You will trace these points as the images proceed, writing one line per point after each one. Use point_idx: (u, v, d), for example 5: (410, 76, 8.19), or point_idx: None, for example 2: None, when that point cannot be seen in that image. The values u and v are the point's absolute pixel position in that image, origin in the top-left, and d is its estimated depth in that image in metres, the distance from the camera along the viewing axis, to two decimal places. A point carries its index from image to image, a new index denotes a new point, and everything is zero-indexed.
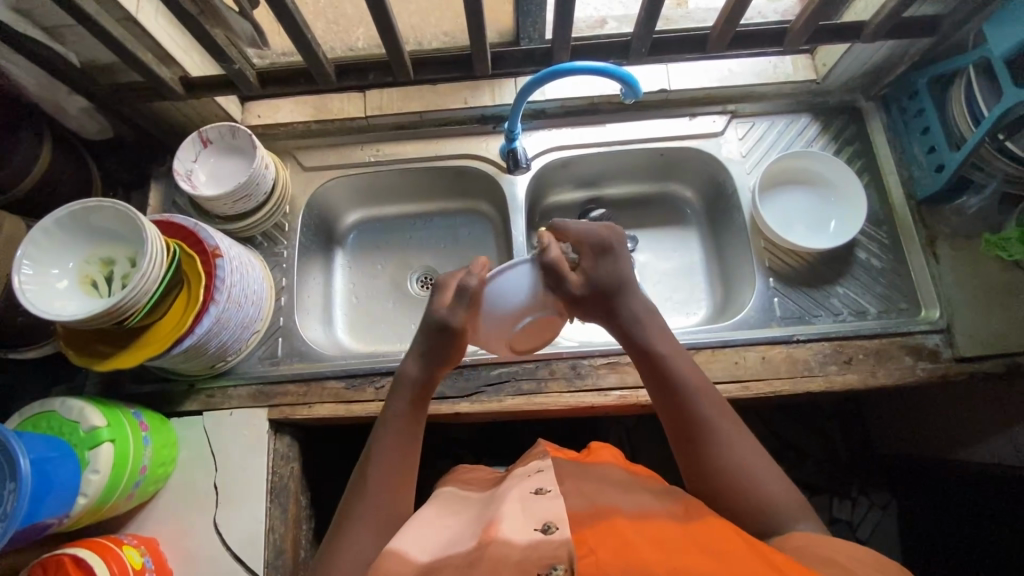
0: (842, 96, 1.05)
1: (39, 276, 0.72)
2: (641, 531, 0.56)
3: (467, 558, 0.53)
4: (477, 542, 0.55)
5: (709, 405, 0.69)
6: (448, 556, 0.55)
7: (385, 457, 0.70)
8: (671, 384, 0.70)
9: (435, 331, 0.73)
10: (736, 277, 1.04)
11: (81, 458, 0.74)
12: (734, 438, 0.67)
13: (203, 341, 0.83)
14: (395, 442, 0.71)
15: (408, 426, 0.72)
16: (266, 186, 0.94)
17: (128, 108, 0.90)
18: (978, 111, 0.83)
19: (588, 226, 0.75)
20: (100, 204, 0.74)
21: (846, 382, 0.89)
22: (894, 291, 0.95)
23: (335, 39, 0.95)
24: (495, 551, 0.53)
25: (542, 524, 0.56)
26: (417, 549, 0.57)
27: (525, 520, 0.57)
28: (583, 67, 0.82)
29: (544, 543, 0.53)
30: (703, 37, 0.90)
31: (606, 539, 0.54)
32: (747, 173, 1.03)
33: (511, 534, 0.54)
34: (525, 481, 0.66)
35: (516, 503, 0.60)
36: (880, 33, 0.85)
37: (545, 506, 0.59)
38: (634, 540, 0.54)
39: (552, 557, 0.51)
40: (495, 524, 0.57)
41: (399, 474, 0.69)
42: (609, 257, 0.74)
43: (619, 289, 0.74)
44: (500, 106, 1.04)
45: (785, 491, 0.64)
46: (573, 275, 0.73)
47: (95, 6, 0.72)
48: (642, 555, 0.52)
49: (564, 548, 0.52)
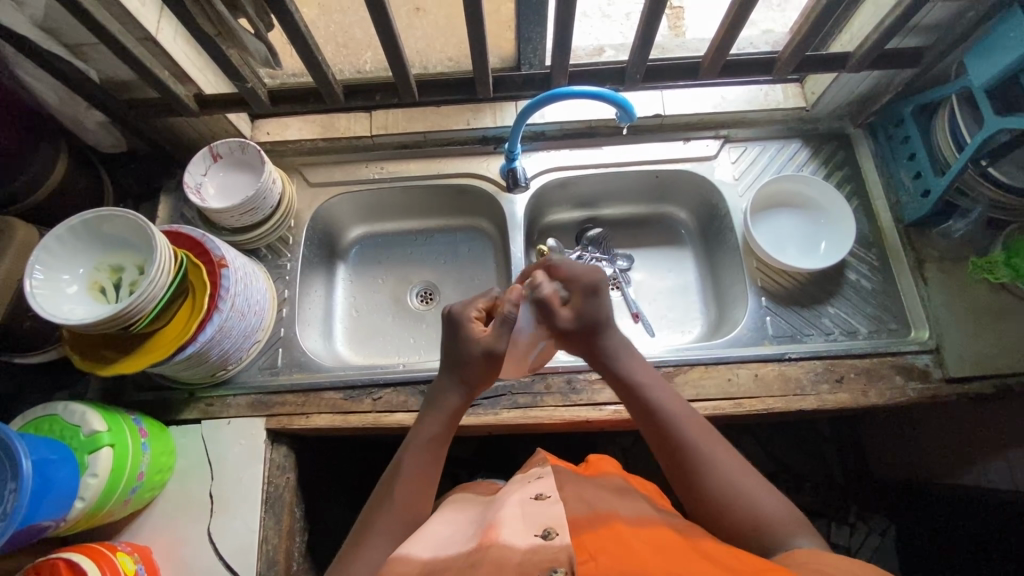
0: (831, 123, 1.09)
1: (50, 281, 0.74)
2: (640, 537, 0.57)
3: (467, 562, 0.54)
4: (479, 545, 0.56)
5: (699, 437, 0.68)
6: (449, 560, 0.56)
7: (412, 472, 0.70)
8: (657, 418, 0.70)
9: (483, 361, 0.74)
10: (730, 295, 1.06)
11: (80, 461, 0.75)
12: (725, 463, 0.66)
13: (206, 349, 0.85)
14: (422, 462, 0.71)
15: (436, 455, 0.73)
16: (273, 200, 0.97)
17: (142, 123, 0.93)
18: (960, 137, 0.86)
19: (581, 266, 0.78)
20: (113, 213, 0.76)
21: (838, 402, 0.90)
22: (883, 312, 0.97)
23: (344, 62, 0.99)
24: (495, 554, 0.53)
25: (542, 530, 0.56)
26: (415, 556, 0.58)
27: (526, 526, 0.57)
28: (580, 91, 0.86)
29: (545, 547, 0.53)
30: (695, 64, 0.94)
31: (607, 546, 0.55)
32: (739, 196, 1.06)
33: (512, 539, 0.55)
34: (526, 487, 0.67)
35: (516, 509, 0.61)
36: (864, 63, 0.88)
37: (544, 512, 0.59)
38: (634, 545, 0.55)
39: (551, 561, 0.51)
40: (495, 529, 0.58)
41: (421, 492, 0.70)
42: (557, 311, 0.76)
43: (602, 327, 0.75)
44: (500, 127, 1.08)
45: (781, 507, 0.63)
46: (559, 312, 0.76)
47: (118, 24, 0.76)
48: (641, 560, 0.53)
49: (564, 552, 0.52)
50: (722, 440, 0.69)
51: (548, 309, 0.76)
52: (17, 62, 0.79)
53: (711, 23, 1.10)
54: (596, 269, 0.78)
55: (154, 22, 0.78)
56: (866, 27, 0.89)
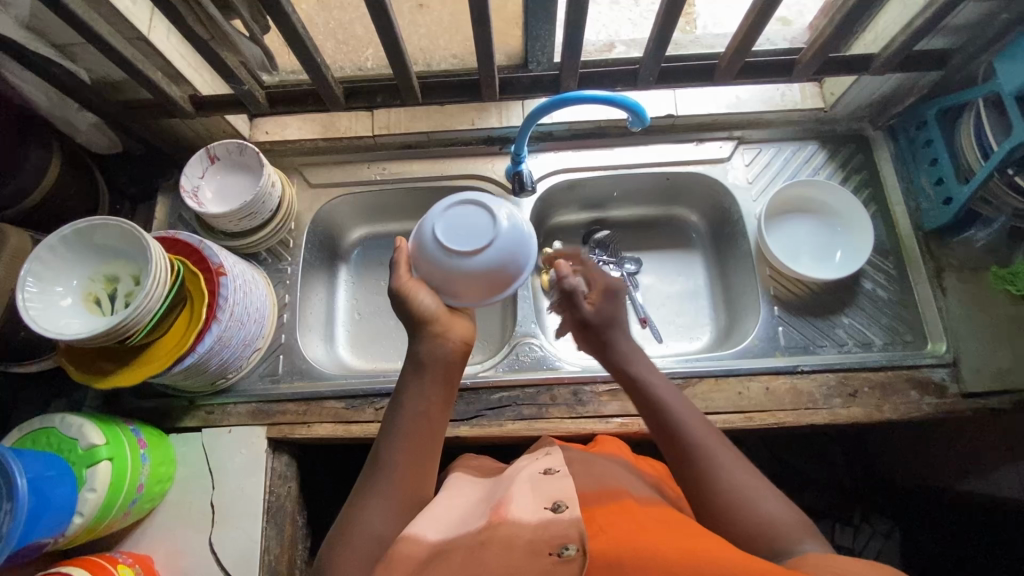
0: (850, 125, 1.04)
1: (42, 293, 0.72)
2: (647, 513, 0.58)
3: (478, 538, 0.55)
4: (489, 521, 0.57)
5: (707, 440, 0.64)
6: (457, 536, 0.56)
7: (410, 431, 0.65)
8: (665, 416, 0.67)
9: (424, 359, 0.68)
10: (741, 304, 1.03)
11: (78, 476, 0.73)
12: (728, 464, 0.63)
13: (204, 360, 0.83)
14: (418, 421, 0.66)
15: (433, 418, 0.67)
16: (272, 204, 0.94)
17: (137, 124, 0.90)
18: (986, 143, 0.82)
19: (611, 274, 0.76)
20: (106, 222, 0.74)
21: (851, 416, 0.88)
22: (899, 323, 0.94)
23: (346, 59, 0.95)
24: (506, 531, 0.54)
25: (551, 504, 0.57)
26: (424, 534, 0.57)
27: (537, 500, 0.58)
28: (589, 96, 0.82)
29: (555, 522, 0.54)
30: (711, 66, 0.90)
31: (614, 520, 0.57)
32: (753, 201, 1.02)
33: (523, 515, 0.56)
34: (534, 463, 0.68)
35: (526, 482, 0.63)
36: (889, 66, 0.84)
37: (554, 486, 0.60)
38: (640, 521, 0.56)
39: (561, 538, 0.52)
40: (505, 504, 0.59)
41: (420, 453, 0.65)
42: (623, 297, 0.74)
43: (621, 329, 0.72)
44: (507, 128, 1.04)
45: (785, 511, 0.59)
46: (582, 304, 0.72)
47: (107, 25, 0.72)
48: (649, 536, 0.53)
49: (574, 528, 0.53)
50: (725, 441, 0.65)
51: (620, 292, 0.74)
52: (4, 65, 0.76)
53: (726, 13, 1.05)
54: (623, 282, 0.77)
55: (145, 21, 0.74)
56: (892, 27, 0.85)
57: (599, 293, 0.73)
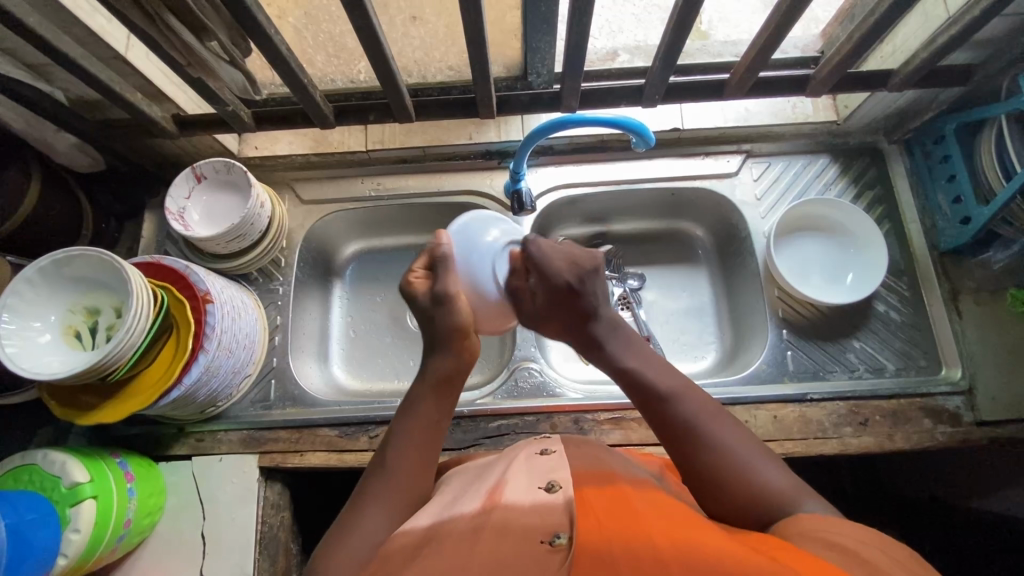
0: (863, 137, 1.00)
1: (19, 330, 0.69)
2: (648, 500, 0.52)
3: (471, 526, 0.50)
4: (483, 507, 0.52)
5: (701, 411, 0.60)
6: (450, 520, 0.52)
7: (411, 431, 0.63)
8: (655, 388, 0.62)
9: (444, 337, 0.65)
10: (749, 323, 1.00)
11: (62, 516, 0.71)
12: (722, 433, 0.59)
13: (191, 392, 0.80)
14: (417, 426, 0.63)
15: (433, 413, 0.64)
16: (261, 224, 0.90)
17: (120, 143, 0.86)
18: (1010, 165, 0.78)
19: (562, 254, 0.67)
20: (84, 252, 0.70)
21: (862, 446, 0.85)
22: (913, 347, 0.91)
23: (336, 72, 0.89)
24: (499, 517, 0.50)
25: (546, 483, 0.55)
26: (415, 524, 0.54)
27: (530, 482, 0.55)
28: (592, 118, 0.78)
29: (549, 510, 0.50)
30: (720, 82, 0.86)
31: (606, 498, 0.51)
32: (761, 217, 0.98)
33: (515, 498, 0.53)
34: (531, 444, 0.66)
35: (522, 465, 0.59)
36: (909, 82, 0.80)
37: (552, 467, 0.58)
38: (638, 507, 0.50)
39: (554, 527, 0.48)
40: (499, 490, 0.55)
41: (422, 454, 0.62)
42: (576, 288, 0.66)
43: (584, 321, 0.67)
44: (506, 142, 1.00)
45: (781, 475, 0.56)
46: (524, 302, 0.69)
47: (82, 46, 0.68)
48: (645, 517, 0.48)
49: (566, 520, 0.49)
50: (721, 410, 0.61)
51: (570, 288, 0.66)
52: None
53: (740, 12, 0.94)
54: (580, 263, 0.68)
55: (122, 40, 0.70)
56: (912, 41, 0.80)
57: (546, 294, 0.67)
